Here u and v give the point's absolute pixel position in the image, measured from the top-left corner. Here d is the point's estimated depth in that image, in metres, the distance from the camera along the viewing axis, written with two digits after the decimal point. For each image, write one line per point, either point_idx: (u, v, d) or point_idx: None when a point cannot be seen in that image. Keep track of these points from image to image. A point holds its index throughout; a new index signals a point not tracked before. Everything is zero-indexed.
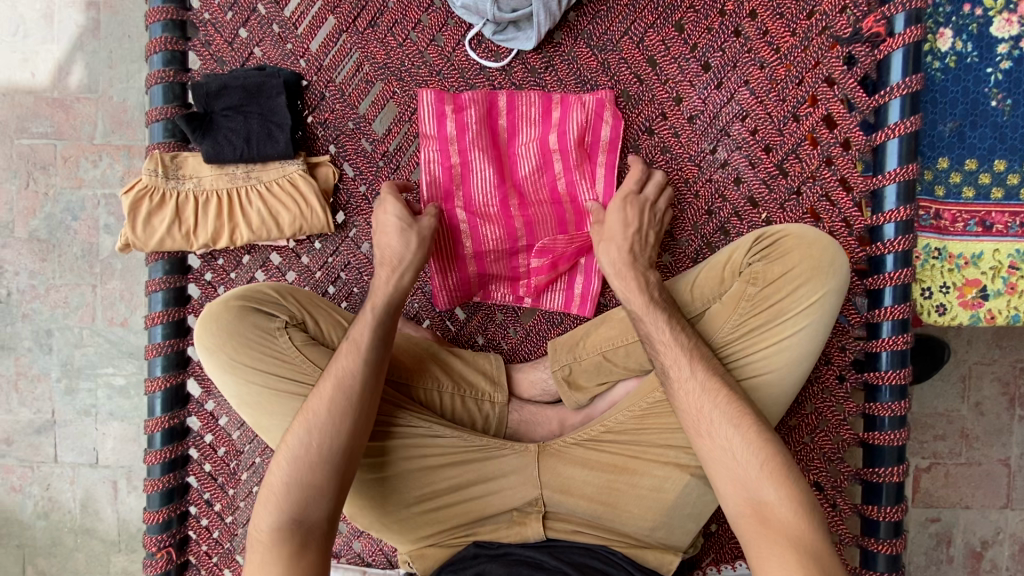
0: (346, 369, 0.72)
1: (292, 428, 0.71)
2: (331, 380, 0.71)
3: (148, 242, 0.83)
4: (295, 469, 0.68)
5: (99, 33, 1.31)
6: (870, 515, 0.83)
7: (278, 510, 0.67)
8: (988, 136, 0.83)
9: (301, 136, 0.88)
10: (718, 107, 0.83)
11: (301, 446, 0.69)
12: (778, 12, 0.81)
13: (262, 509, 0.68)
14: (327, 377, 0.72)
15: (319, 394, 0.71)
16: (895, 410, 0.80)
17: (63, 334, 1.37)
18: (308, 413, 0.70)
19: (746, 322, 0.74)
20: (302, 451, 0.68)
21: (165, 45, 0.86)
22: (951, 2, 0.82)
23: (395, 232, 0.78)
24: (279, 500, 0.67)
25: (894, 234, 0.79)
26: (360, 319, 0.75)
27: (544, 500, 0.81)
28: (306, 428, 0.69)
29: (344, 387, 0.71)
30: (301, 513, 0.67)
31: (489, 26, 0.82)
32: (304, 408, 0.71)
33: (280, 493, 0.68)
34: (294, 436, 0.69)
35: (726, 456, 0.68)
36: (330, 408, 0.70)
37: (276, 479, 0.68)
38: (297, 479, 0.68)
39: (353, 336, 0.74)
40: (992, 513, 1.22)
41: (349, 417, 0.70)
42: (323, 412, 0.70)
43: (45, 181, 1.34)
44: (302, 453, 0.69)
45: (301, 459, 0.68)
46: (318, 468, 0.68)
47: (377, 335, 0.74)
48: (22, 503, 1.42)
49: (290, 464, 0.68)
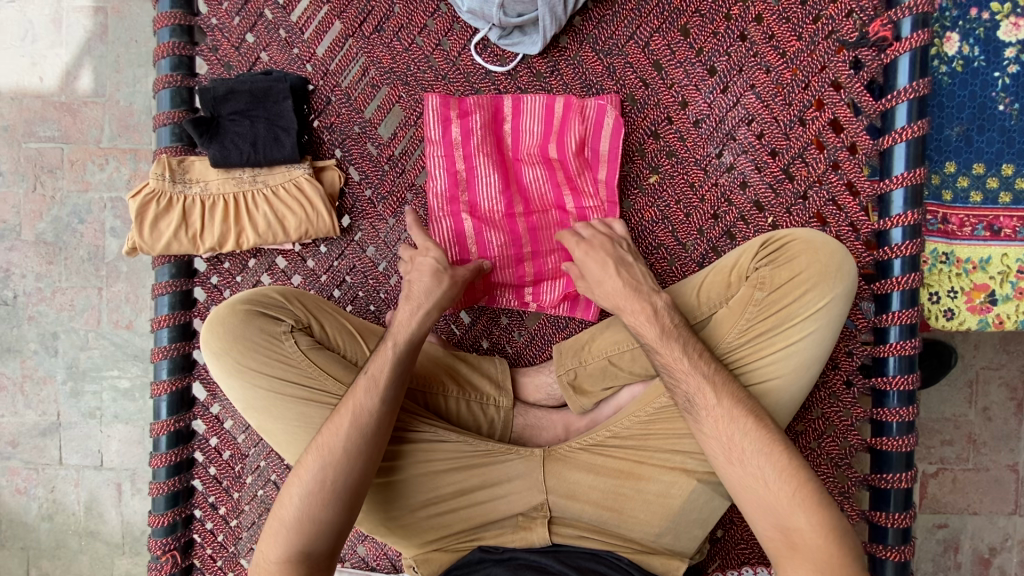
0: (365, 407, 0.70)
1: (305, 461, 0.69)
2: (350, 416, 0.69)
3: (155, 246, 0.83)
4: (307, 504, 0.68)
5: (106, 37, 1.31)
6: (878, 522, 0.82)
7: (287, 544, 0.67)
8: (995, 140, 0.82)
9: (308, 140, 0.88)
10: (724, 111, 0.83)
11: (315, 483, 0.68)
12: (784, 16, 0.81)
13: (270, 541, 0.67)
14: (343, 412, 0.70)
15: (333, 428, 0.70)
16: (904, 415, 0.80)
17: (69, 336, 1.38)
18: (324, 448, 0.69)
19: (754, 326, 0.73)
20: (316, 487, 0.68)
21: (173, 50, 0.87)
22: (958, 5, 0.82)
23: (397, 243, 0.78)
24: (289, 534, 0.67)
25: (902, 238, 0.79)
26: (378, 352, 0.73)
27: (549, 505, 0.81)
28: (321, 463, 0.68)
29: (362, 427, 0.69)
30: (309, 547, 0.67)
31: (495, 31, 0.82)
32: (320, 441, 0.70)
33: (291, 527, 0.67)
34: (308, 470, 0.69)
35: (733, 460, 0.68)
36: (348, 446, 0.69)
37: (287, 513, 0.68)
38: (308, 516, 0.67)
39: (372, 369, 0.72)
40: (1000, 519, 1.21)
41: (366, 456, 0.69)
42: (339, 452, 0.68)
43: (52, 184, 1.34)
44: (316, 489, 0.68)
45: (316, 495, 0.68)
46: (330, 505, 0.68)
47: (398, 373, 0.72)
48: (27, 505, 1.43)
49: (303, 499, 0.68)
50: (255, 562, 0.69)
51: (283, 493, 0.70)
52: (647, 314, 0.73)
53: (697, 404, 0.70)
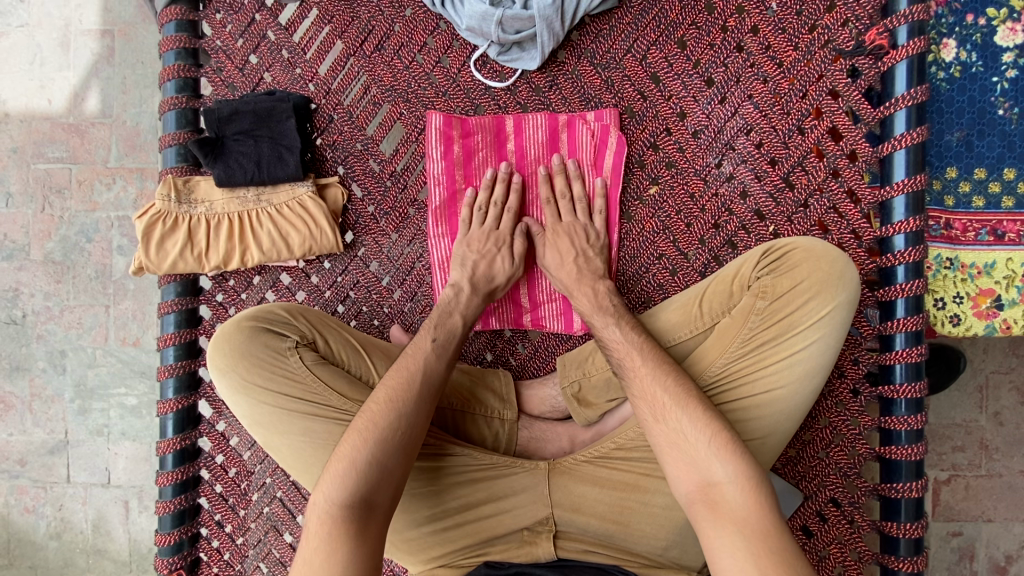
0: (434, 366, 0.74)
1: (374, 410, 0.69)
2: (422, 372, 0.72)
3: (161, 265, 0.84)
4: (380, 450, 0.67)
5: (113, 59, 1.34)
6: (890, 532, 0.81)
7: (352, 488, 0.65)
8: (996, 145, 0.82)
9: (311, 158, 0.89)
10: (722, 121, 0.84)
11: (389, 428, 0.68)
12: (781, 27, 0.82)
13: (333, 483, 0.65)
14: (412, 367, 0.73)
15: (401, 382, 0.72)
16: (912, 423, 0.79)
17: (76, 354, 1.39)
18: (395, 399, 0.70)
19: (757, 335, 0.73)
20: (388, 432, 0.68)
21: (178, 72, 0.88)
22: (954, 13, 0.82)
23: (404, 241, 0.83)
24: (357, 476, 0.65)
25: (905, 245, 0.79)
26: (444, 321, 0.78)
27: (555, 518, 0.80)
28: (393, 411, 0.69)
29: (433, 383, 0.73)
30: (373, 495, 0.65)
31: (494, 47, 0.84)
32: (387, 391, 0.71)
33: (358, 471, 0.65)
34: (380, 417, 0.69)
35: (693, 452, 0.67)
36: (419, 400, 0.71)
37: (356, 455, 0.66)
38: (379, 460, 0.66)
39: (440, 336, 0.77)
40: (1015, 526, 1.19)
41: (433, 411, 0.72)
42: (412, 402, 0.70)
43: (60, 204, 1.36)
44: (387, 436, 0.68)
45: (388, 440, 0.67)
46: (399, 453, 0.68)
47: (459, 342, 0.78)
48: (35, 524, 1.43)
49: (375, 442, 0.67)
50: (309, 510, 0.65)
51: (343, 439, 0.68)
52: None
53: None
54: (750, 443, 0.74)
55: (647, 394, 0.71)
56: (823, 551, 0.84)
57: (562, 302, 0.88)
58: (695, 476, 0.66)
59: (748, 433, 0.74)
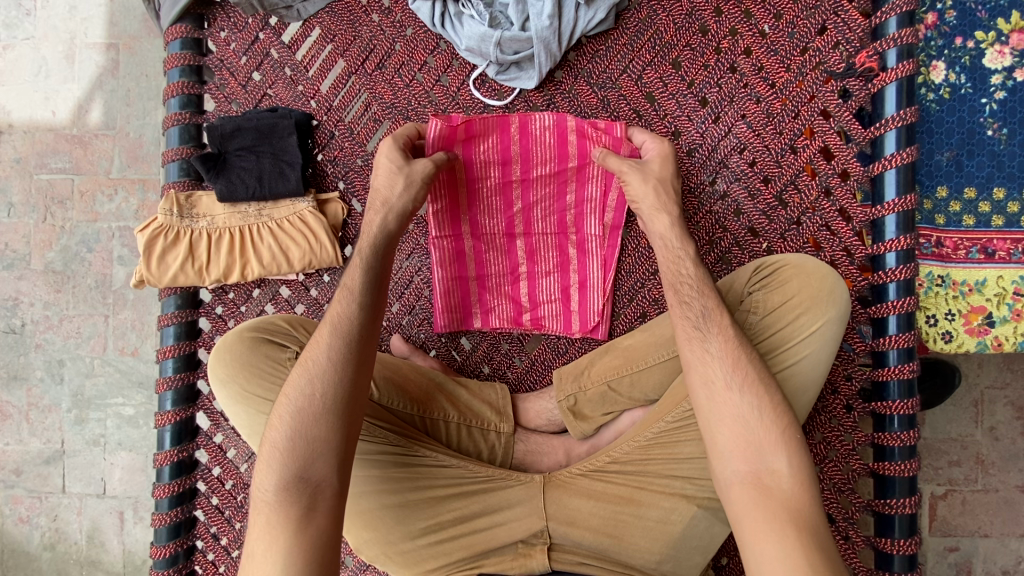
0: (346, 315, 0.72)
1: (288, 384, 0.70)
2: (328, 327, 0.71)
3: (162, 278, 0.85)
4: (299, 424, 0.67)
5: (117, 72, 1.36)
6: (884, 548, 0.81)
7: (281, 470, 0.66)
8: (985, 164, 0.84)
9: (311, 173, 0.91)
10: (716, 140, 0.85)
11: (303, 399, 0.68)
12: (773, 49, 0.84)
13: (265, 473, 0.67)
14: (322, 328, 0.72)
15: (312, 347, 0.71)
16: (905, 439, 0.80)
17: (74, 363, 1.39)
18: (307, 363, 0.70)
19: (752, 349, 0.74)
20: (304, 403, 0.68)
21: (182, 89, 0.90)
22: (943, 35, 0.84)
23: (379, 179, 0.77)
24: (282, 456, 0.67)
25: (896, 262, 0.80)
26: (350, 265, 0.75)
27: (550, 531, 0.80)
28: (305, 377, 0.69)
29: (343, 331, 0.71)
30: (307, 468, 0.66)
31: (493, 67, 0.85)
32: (301, 362, 0.71)
33: (282, 451, 0.67)
34: (293, 391, 0.69)
35: (749, 435, 0.66)
36: (332, 357, 0.70)
37: (277, 437, 0.68)
38: (300, 433, 0.67)
39: (347, 283, 0.74)
40: (1011, 541, 1.19)
41: (352, 362, 0.70)
42: (324, 363, 0.69)
43: (61, 215, 1.37)
44: (305, 406, 0.68)
45: (304, 411, 0.68)
46: (321, 421, 0.67)
47: (372, 280, 0.74)
48: (29, 534, 1.42)
49: (292, 418, 0.68)
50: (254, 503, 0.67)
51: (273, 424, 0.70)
52: None
53: None
54: None
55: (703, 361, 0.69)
56: None
57: (561, 302, 0.90)
58: (740, 456, 0.66)
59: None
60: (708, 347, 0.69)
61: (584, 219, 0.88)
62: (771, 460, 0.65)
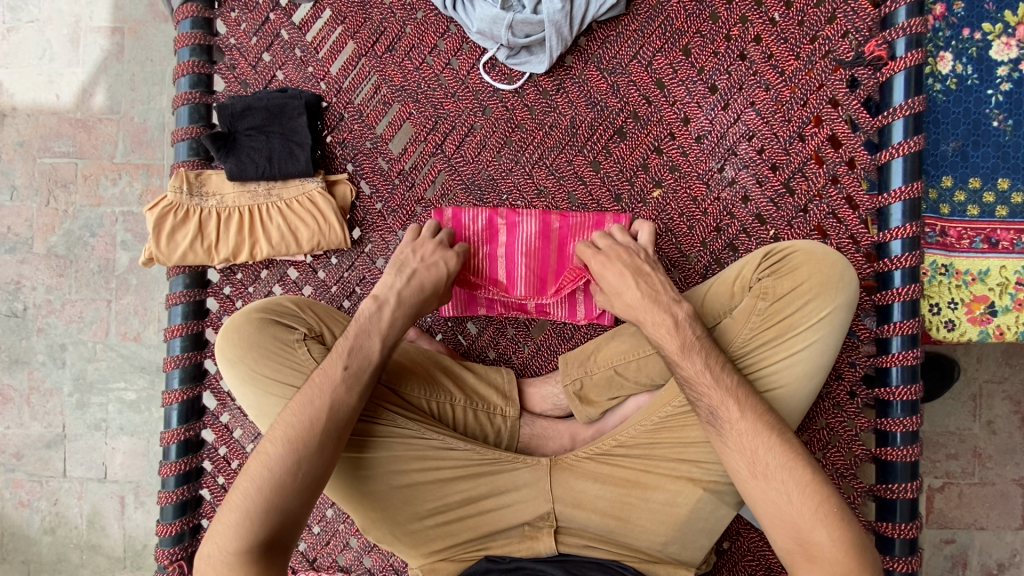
0: (343, 400, 0.71)
1: (271, 447, 0.69)
2: (326, 411, 0.70)
3: (171, 256, 0.85)
4: (275, 494, 0.67)
5: (122, 56, 1.36)
6: (885, 533, 0.82)
7: (245, 535, 0.66)
8: (990, 155, 0.85)
9: (321, 155, 0.91)
10: (725, 127, 0.86)
11: (285, 473, 0.67)
12: (783, 37, 0.84)
13: (225, 535, 0.66)
14: (315, 405, 0.70)
15: (298, 423, 0.69)
16: (908, 425, 0.80)
17: (77, 348, 1.39)
18: (292, 439, 0.68)
19: (759, 334, 0.75)
20: (283, 478, 0.67)
21: (192, 68, 0.90)
22: (951, 26, 0.85)
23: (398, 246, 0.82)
24: (248, 525, 0.66)
25: (901, 250, 0.81)
26: (359, 345, 0.74)
27: (556, 514, 0.81)
28: (289, 455, 0.68)
29: (338, 417, 0.70)
30: (271, 537, 0.67)
31: (503, 50, 0.85)
32: (280, 433, 0.69)
33: (248, 520, 0.66)
34: (276, 458, 0.68)
35: (785, 501, 0.67)
36: (321, 439, 0.69)
37: (245, 503, 0.67)
38: (273, 506, 0.67)
39: (352, 367, 0.73)
40: (1007, 534, 1.20)
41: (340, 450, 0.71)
42: (313, 442, 0.69)
43: (65, 199, 1.37)
44: (285, 480, 0.68)
45: (283, 487, 0.67)
46: (299, 497, 0.68)
47: (376, 371, 0.74)
48: (30, 518, 1.42)
49: (270, 489, 0.67)
50: (205, 557, 0.67)
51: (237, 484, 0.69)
52: (663, 333, 0.74)
53: (719, 417, 0.71)
54: None
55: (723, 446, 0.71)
56: None
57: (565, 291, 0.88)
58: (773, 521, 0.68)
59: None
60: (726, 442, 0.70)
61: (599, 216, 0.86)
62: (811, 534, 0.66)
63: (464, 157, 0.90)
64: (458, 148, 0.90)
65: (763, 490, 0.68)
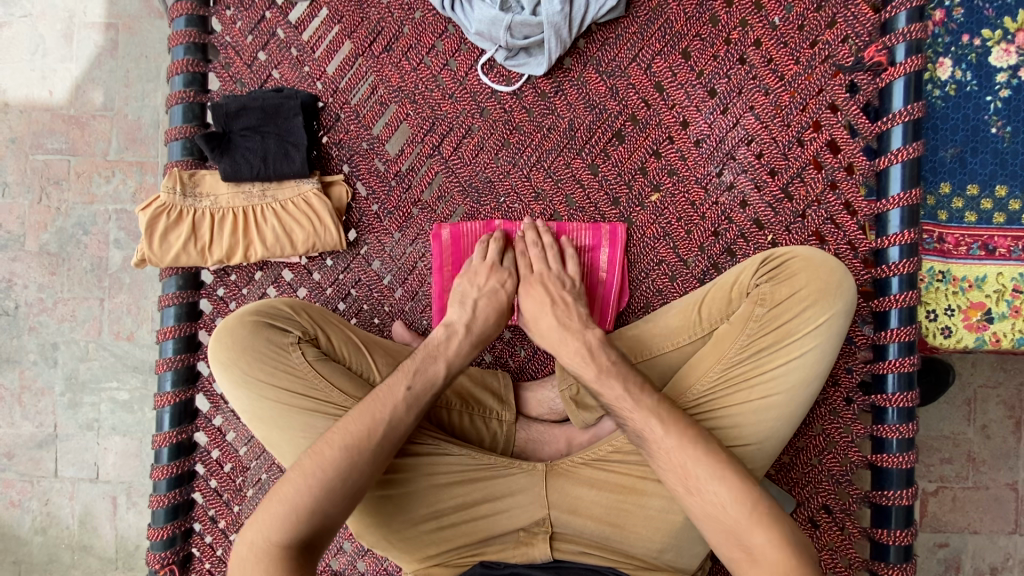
0: (401, 416, 0.71)
1: (327, 452, 0.68)
2: (387, 425, 0.70)
3: (164, 258, 0.84)
4: (324, 498, 0.67)
5: (116, 52, 1.34)
6: (880, 539, 0.82)
7: (287, 529, 0.66)
8: (988, 162, 0.84)
9: (316, 155, 0.90)
10: (724, 131, 0.85)
11: (335, 479, 0.67)
12: (783, 41, 0.84)
13: (272, 524, 0.66)
14: (376, 414, 0.70)
15: (357, 430, 0.69)
16: (904, 432, 0.80)
17: (69, 347, 1.37)
18: (351, 445, 0.68)
19: (756, 340, 0.74)
20: (334, 481, 0.67)
21: (187, 66, 0.89)
22: (950, 33, 0.85)
23: None
24: (293, 519, 0.66)
25: (899, 256, 0.80)
26: (426, 367, 0.74)
27: (552, 520, 0.81)
28: (345, 462, 0.68)
29: (397, 432, 0.70)
30: (309, 538, 0.66)
31: (501, 52, 0.85)
32: (340, 436, 0.69)
33: (294, 515, 0.66)
34: (331, 464, 0.67)
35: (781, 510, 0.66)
36: (377, 449, 0.69)
37: (293, 497, 0.67)
38: (319, 506, 0.66)
39: (417, 386, 0.72)
40: (1000, 538, 1.21)
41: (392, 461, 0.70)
42: (368, 453, 0.69)
43: (58, 196, 1.36)
44: (335, 485, 0.67)
45: (333, 491, 0.67)
46: (343, 503, 0.68)
47: (440, 391, 0.74)
48: (20, 518, 1.41)
49: (319, 492, 0.66)
50: (245, 544, 0.66)
51: (286, 481, 0.68)
52: None
53: None
54: (747, 448, 0.75)
55: (684, 467, 0.68)
56: None
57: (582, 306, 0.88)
58: (747, 540, 0.66)
59: (729, 439, 0.75)
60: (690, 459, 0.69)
61: (599, 228, 0.87)
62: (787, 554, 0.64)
63: (461, 159, 0.89)
64: (455, 149, 0.89)
65: (750, 519, 0.66)
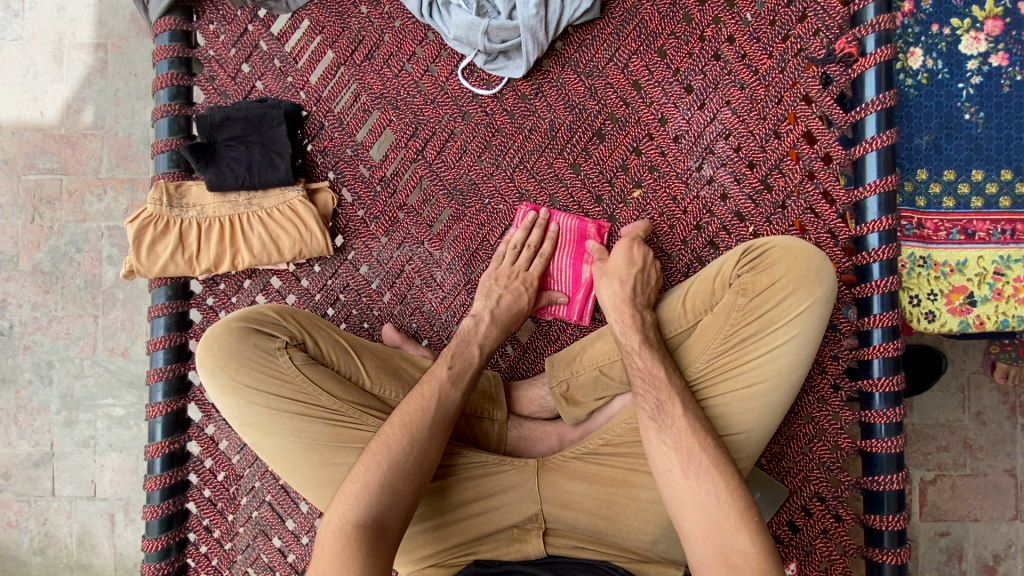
0: (449, 394, 0.75)
1: (390, 431, 0.71)
2: (435, 402, 0.73)
3: (152, 268, 0.85)
4: (392, 473, 0.69)
5: (105, 72, 1.36)
6: (873, 525, 0.83)
7: (363, 507, 0.68)
8: (964, 147, 0.86)
9: (301, 164, 0.91)
10: (702, 126, 0.87)
11: (401, 454, 0.70)
12: (756, 37, 0.85)
13: (348, 501, 0.68)
14: (427, 394, 0.74)
15: (417, 409, 0.73)
16: (890, 416, 0.81)
17: (64, 365, 1.38)
18: (410, 424, 0.72)
19: (739, 330, 0.75)
20: (402, 457, 0.70)
21: (171, 81, 0.91)
22: (920, 22, 0.86)
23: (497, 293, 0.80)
24: (370, 499, 0.68)
25: (878, 243, 0.81)
26: (461, 350, 0.79)
27: (544, 515, 0.81)
28: (406, 437, 0.71)
29: (446, 411, 0.74)
30: (380, 516, 0.68)
31: (481, 56, 0.86)
32: (404, 418, 0.72)
33: (371, 493, 0.68)
34: (395, 441, 0.71)
35: None
36: (434, 427, 0.72)
37: (372, 478, 0.69)
38: (391, 485, 0.69)
39: (457, 365, 0.77)
40: (1002, 525, 1.20)
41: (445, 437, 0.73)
42: (425, 428, 0.72)
43: (50, 215, 1.37)
44: (401, 460, 0.70)
45: (400, 466, 0.69)
46: (412, 477, 0.70)
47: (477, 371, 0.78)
48: (18, 538, 1.40)
49: (387, 468, 0.69)
50: (324, 524, 0.68)
51: (350, 473, 0.70)
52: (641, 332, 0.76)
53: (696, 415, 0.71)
54: (732, 438, 0.76)
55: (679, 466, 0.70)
56: (809, 546, 0.85)
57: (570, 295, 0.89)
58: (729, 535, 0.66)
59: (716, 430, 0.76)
60: (659, 442, 0.72)
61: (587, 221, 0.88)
62: (747, 534, 0.67)
63: (445, 162, 0.90)
64: (439, 153, 0.90)
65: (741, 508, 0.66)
